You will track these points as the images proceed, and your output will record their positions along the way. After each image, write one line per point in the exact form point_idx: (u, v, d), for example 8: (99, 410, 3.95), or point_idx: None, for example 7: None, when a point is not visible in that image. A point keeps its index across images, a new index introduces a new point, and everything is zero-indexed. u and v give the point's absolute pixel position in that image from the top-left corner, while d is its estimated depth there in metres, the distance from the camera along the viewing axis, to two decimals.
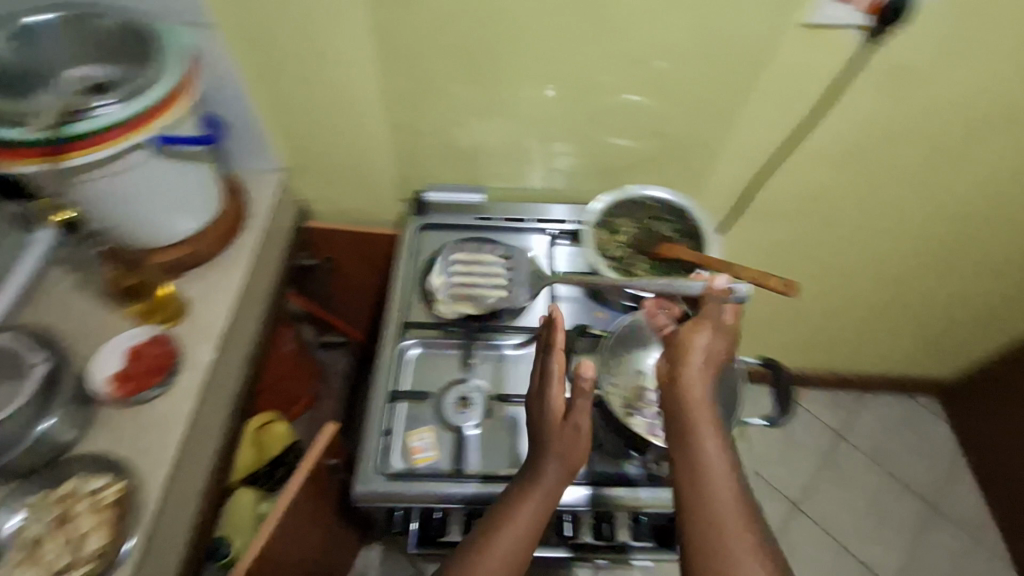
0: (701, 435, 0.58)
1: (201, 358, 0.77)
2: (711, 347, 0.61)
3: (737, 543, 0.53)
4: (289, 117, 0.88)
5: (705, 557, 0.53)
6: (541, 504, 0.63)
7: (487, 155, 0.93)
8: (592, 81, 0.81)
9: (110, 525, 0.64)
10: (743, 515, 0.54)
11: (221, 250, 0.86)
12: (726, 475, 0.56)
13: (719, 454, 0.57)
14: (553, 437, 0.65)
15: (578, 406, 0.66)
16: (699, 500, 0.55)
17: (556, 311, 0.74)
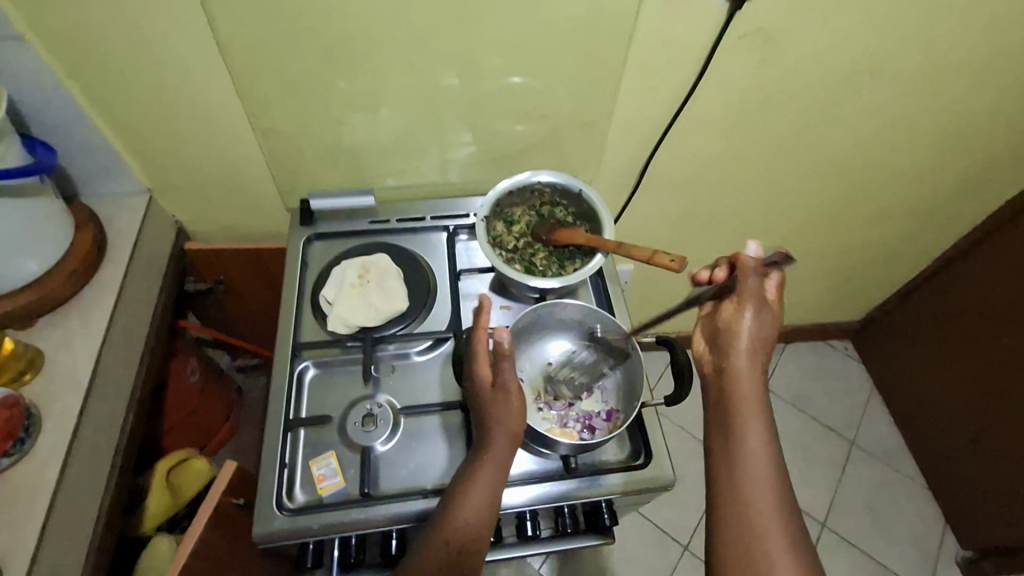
0: (748, 415, 0.58)
1: (66, 413, 0.70)
2: (757, 327, 0.59)
3: (771, 526, 0.53)
4: (143, 134, 0.80)
5: (739, 543, 0.53)
6: (487, 482, 0.62)
7: (372, 155, 0.87)
8: (470, 70, 0.77)
9: None
10: (778, 497, 0.55)
11: (80, 290, 0.78)
12: (771, 454, 0.57)
13: (765, 434, 0.57)
14: (493, 415, 0.64)
15: (502, 372, 0.66)
16: (733, 487, 0.55)
17: (484, 299, 0.71)
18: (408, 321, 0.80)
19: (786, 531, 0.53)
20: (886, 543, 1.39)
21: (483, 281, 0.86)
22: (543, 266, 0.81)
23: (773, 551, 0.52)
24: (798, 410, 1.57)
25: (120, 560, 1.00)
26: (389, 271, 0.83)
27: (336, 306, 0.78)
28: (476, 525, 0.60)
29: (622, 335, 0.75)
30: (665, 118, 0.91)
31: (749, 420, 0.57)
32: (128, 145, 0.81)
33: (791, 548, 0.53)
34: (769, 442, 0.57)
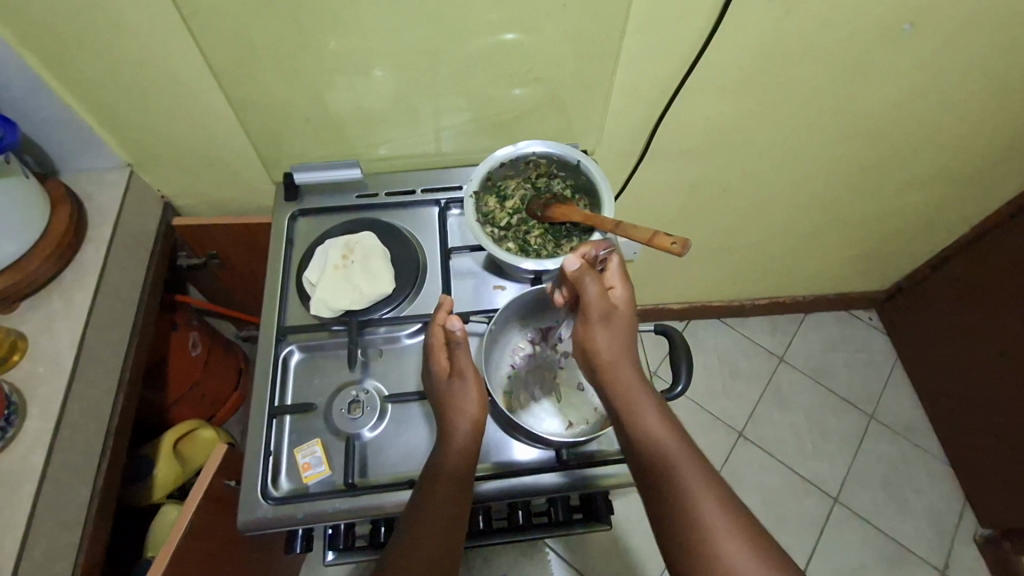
0: (634, 397, 0.61)
1: (51, 400, 0.69)
2: (609, 327, 0.63)
3: (693, 484, 0.56)
4: (113, 107, 0.75)
5: (673, 514, 0.55)
6: (454, 473, 0.60)
7: (357, 124, 0.82)
8: (454, 28, 0.70)
9: None
10: (687, 454, 0.58)
11: (63, 272, 0.77)
12: (667, 421, 0.60)
13: (656, 405, 0.61)
14: (446, 408, 0.63)
15: (457, 359, 0.64)
16: (646, 465, 0.58)
17: (442, 297, 0.68)
18: (397, 303, 0.77)
19: (708, 483, 0.56)
20: (901, 519, 1.36)
21: (476, 260, 0.81)
22: (538, 245, 0.76)
23: (703, 508, 0.55)
24: (815, 382, 1.52)
25: (132, 528, 1.02)
26: (375, 250, 0.79)
27: (322, 287, 0.75)
28: (447, 519, 0.58)
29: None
30: (675, 78, 0.83)
31: (636, 400, 0.61)
32: (102, 118, 0.77)
33: (716, 497, 0.55)
34: (661, 411, 0.60)
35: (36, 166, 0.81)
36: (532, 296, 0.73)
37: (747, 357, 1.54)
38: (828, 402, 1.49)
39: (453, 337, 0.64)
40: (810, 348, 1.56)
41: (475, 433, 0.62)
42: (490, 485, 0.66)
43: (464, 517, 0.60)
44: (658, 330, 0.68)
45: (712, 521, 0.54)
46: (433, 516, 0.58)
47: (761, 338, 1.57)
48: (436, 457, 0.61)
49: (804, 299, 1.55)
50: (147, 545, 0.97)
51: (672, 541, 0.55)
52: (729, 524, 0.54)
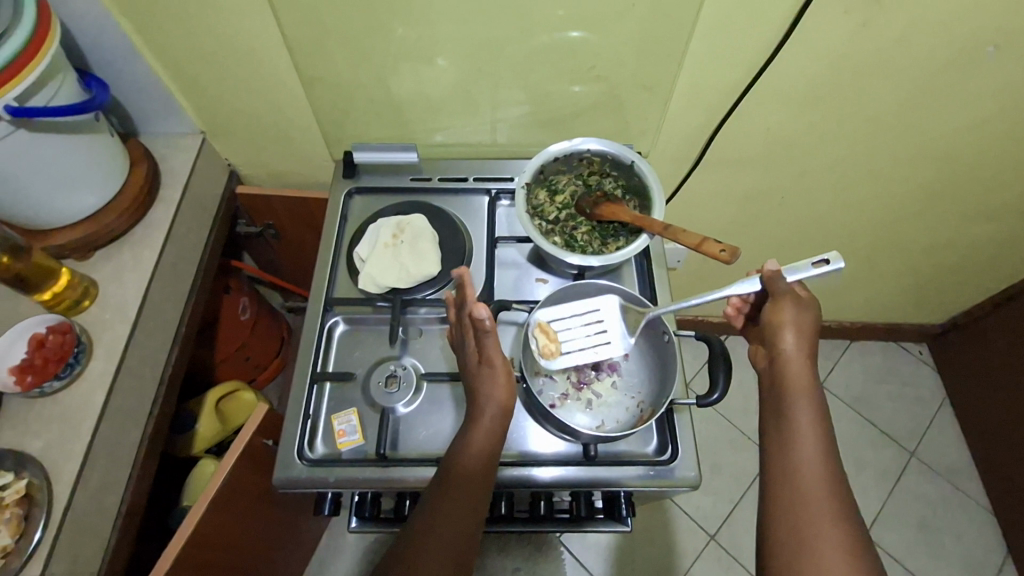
0: (794, 410, 0.59)
1: (114, 346, 0.74)
2: (797, 320, 0.62)
3: (822, 518, 0.54)
4: (192, 76, 0.80)
5: (788, 542, 0.54)
6: (478, 453, 0.61)
7: (417, 110, 0.84)
8: (523, 22, 0.71)
9: (13, 523, 0.62)
10: (831, 489, 0.55)
11: (132, 228, 0.81)
12: (823, 441, 0.58)
13: (818, 422, 0.58)
14: (487, 392, 0.63)
15: (485, 345, 0.62)
16: (782, 474, 0.57)
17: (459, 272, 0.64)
18: (441, 285, 0.78)
19: (841, 528, 0.53)
20: (936, 565, 1.29)
21: (521, 251, 0.83)
22: (584, 241, 0.76)
23: (823, 537, 0.53)
24: (854, 412, 1.46)
25: (169, 476, 1.07)
26: (425, 233, 0.81)
27: (369, 265, 0.78)
28: (471, 496, 0.60)
29: (662, 326, 0.70)
30: (738, 86, 0.82)
31: (797, 407, 0.59)
32: (181, 85, 0.82)
33: (841, 542, 0.53)
34: (821, 428, 0.58)
35: (119, 126, 0.87)
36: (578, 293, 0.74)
37: None
38: (867, 433, 1.44)
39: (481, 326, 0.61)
40: (852, 377, 1.50)
41: (504, 417, 0.63)
42: (515, 471, 0.67)
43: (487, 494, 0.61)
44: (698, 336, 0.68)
45: (827, 551, 0.52)
46: (467, 488, 0.60)
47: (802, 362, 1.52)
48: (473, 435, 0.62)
49: (848, 325, 1.50)
50: (184, 495, 1.02)
51: (775, 549, 0.54)
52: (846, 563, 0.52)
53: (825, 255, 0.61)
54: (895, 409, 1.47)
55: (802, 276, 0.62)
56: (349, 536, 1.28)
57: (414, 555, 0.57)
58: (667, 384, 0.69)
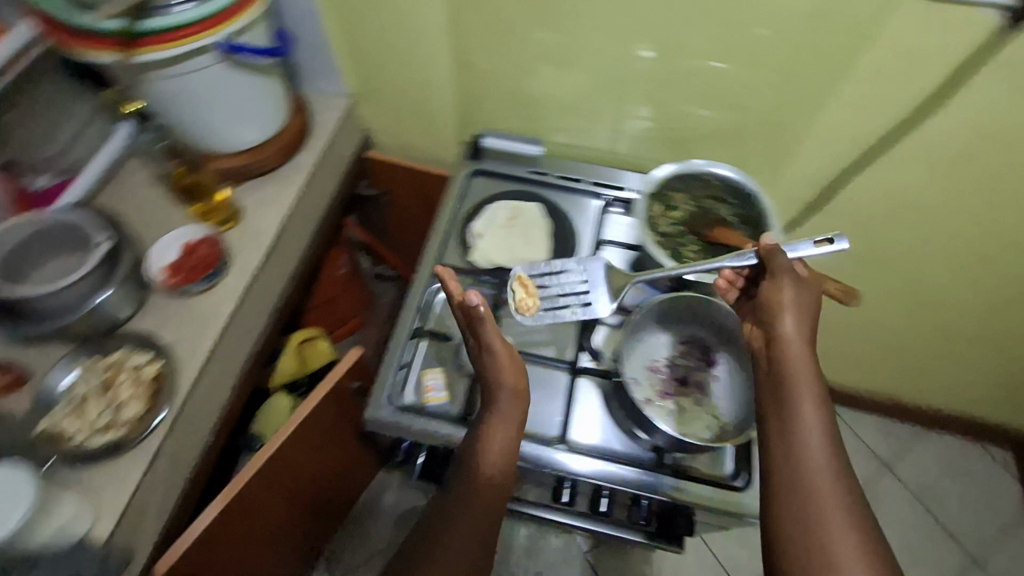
0: (799, 402, 0.56)
1: (246, 265, 0.81)
2: (797, 303, 0.61)
3: (834, 518, 0.51)
4: (360, 44, 0.88)
5: (804, 547, 0.51)
6: (503, 446, 0.63)
7: (551, 109, 0.89)
8: (673, 44, 0.75)
9: (146, 397, 0.69)
10: (841, 484, 0.53)
11: (278, 166, 0.89)
12: (827, 435, 0.55)
13: (822, 415, 0.56)
14: (500, 374, 0.65)
15: (485, 332, 0.65)
16: (789, 475, 0.54)
17: (439, 269, 0.67)
18: None
19: (854, 526, 0.51)
20: None
21: (624, 257, 0.85)
22: (691, 259, 0.78)
23: (835, 537, 0.50)
24: (920, 503, 1.38)
25: (248, 403, 1.15)
26: (538, 222, 0.85)
27: (481, 240, 0.83)
28: (496, 488, 0.62)
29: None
30: (877, 141, 0.80)
31: (802, 402, 0.56)
32: (347, 50, 0.90)
33: (858, 543, 0.50)
34: (827, 424, 0.56)
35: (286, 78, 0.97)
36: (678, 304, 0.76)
37: (863, 459, 1.43)
38: (931, 529, 1.36)
39: (475, 312, 0.64)
40: (925, 468, 1.42)
41: (519, 399, 0.65)
42: (589, 462, 0.68)
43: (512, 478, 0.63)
44: None
45: (843, 555, 0.50)
46: (492, 473, 0.62)
47: (878, 443, 1.45)
48: (495, 420, 0.63)
49: (933, 415, 1.42)
50: (258, 422, 1.09)
51: (787, 553, 0.52)
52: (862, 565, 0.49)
53: (829, 235, 0.64)
54: (969, 513, 1.37)
55: (804, 253, 0.64)
56: (387, 501, 1.32)
57: (441, 532, 0.61)
58: None
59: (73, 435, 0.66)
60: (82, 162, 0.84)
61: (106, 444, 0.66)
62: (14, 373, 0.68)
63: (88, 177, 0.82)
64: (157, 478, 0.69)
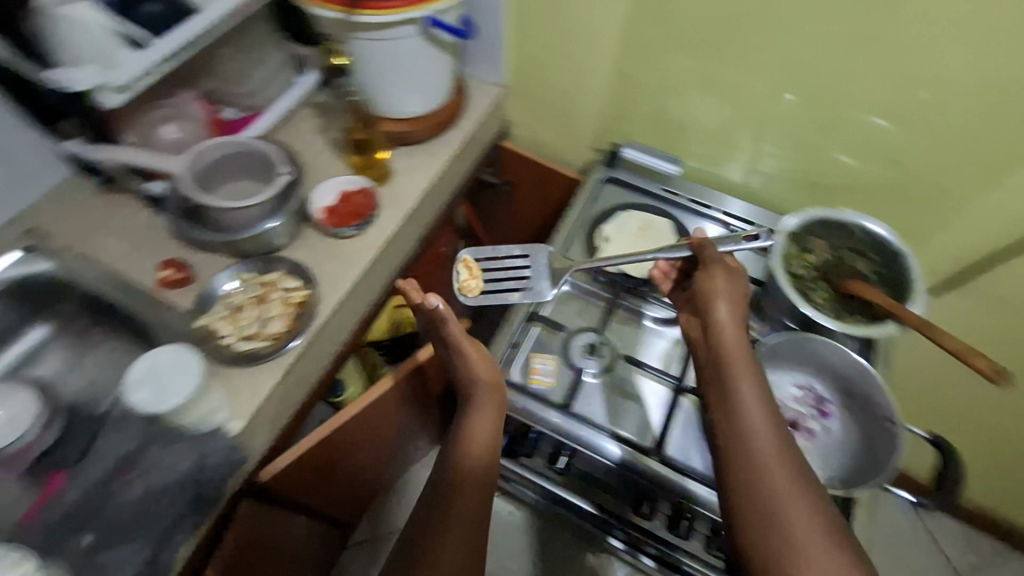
0: (737, 383, 0.60)
1: (389, 220, 0.86)
2: (729, 292, 0.68)
3: (783, 487, 0.53)
4: (528, 40, 0.93)
5: (761, 521, 0.52)
6: (479, 446, 0.69)
7: (695, 133, 0.94)
8: (837, 93, 0.77)
9: (289, 318, 0.76)
10: (786, 455, 0.55)
11: (430, 138, 0.94)
12: (766, 411, 0.58)
13: (761, 394, 0.59)
14: (475, 372, 0.73)
15: (450, 330, 0.75)
16: (733, 452, 0.56)
17: (401, 281, 0.78)
18: (664, 289, 0.85)
19: (805, 495, 0.53)
20: None
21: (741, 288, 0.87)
22: (820, 305, 0.76)
23: (786, 505, 0.52)
24: None
25: None
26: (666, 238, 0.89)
27: (608, 244, 0.88)
28: (476, 487, 0.67)
29: (887, 413, 0.67)
30: None
31: (739, 383, 0.60)
32: (514, 45, 0.95)
33: (813, 512, 0.52)
34: (765, 400, 0.59)
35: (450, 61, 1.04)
36: (807, 343, 0.72)
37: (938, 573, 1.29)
38: None
39: (436, 312, 0.74)
40: None
41: (493, 395, 0.72)
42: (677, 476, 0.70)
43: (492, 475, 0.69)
44: (933, 442, 0.68)
45: (796, 523, 0.51)
46: (475, 455, 0.68)
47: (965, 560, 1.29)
48: (477, 418, 0.70)
49: None
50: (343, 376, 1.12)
51: (749, 533, 0.53)
52: (818, 531, 0.51)
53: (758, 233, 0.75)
54: None
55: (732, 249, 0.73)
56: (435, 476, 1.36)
57: (427, 537, 0.63)
58: (878, 466, 0.65)
59: (224, 336, 0.74)
60: (266, 102, 0.93)
61: (248, 352, 0.73)
62: (186, 273, 0.78)
63: (271, 116, 0.91)
64: (281, 395, 0.75)
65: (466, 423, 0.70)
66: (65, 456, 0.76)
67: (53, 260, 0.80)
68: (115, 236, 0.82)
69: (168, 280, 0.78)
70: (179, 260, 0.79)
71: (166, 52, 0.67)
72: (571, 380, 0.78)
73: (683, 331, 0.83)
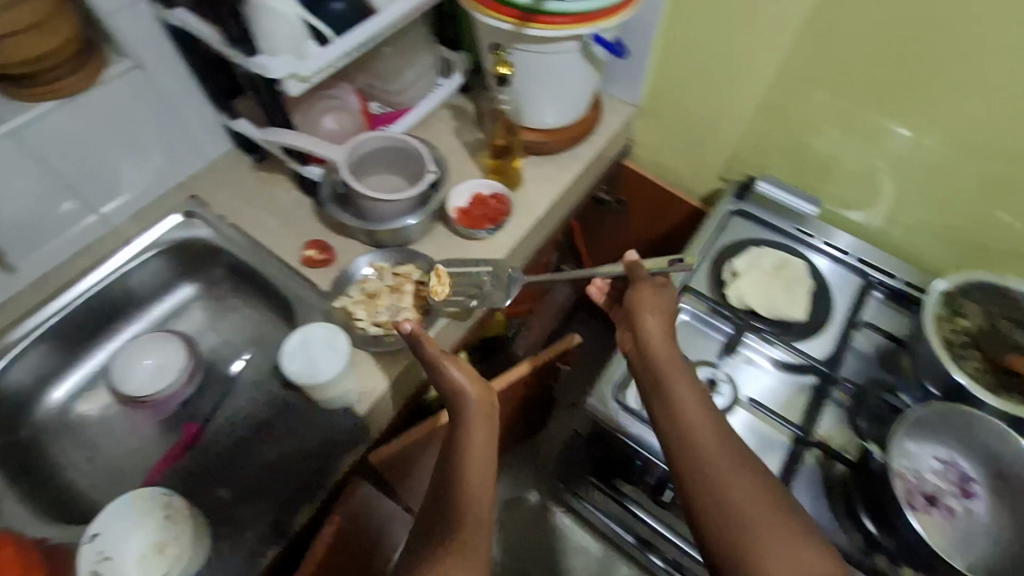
0: (675, 387, 0.61)
1: (518, 227, 0.87)
2: (659, 303, 0.69)
3: (733, 483, 0.54)
4: (673, 66, 0.92)
5: (720, 520, 0.53)
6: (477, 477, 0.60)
7: (840, 172, 0.91)
8: (1012, 150, 0.74)
9: (418, 311, 0.78)
10: (729, 450, 0.56)
11: (562, 150, 0.95)
12: (704, 409, 0.60)
13: (700, 397, 0.61)
14: (464, 387, 0.65)
15: (428, 348, 0.67)
16: (681, 455, 0.57)
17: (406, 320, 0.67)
18: (793, 333, 0.82)
19: (762, 490, 0.53)
20: None
21: (875, 342, 0.83)
22: (974, 375, 0.71)
23: (742, 500, 0.53)
24: None
25: None
26: (803, 280, 0.85)
27: (735, 279, 0.85)
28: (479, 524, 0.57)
29: None
30: None
31: (674, 386, 0.61)
32: (657, 71, 0.95)
33: (770, 505, 0.52)
34: (702, 400, 0.60)
35: None
36: (969, 419, 0.67)
37: None
38: None
39: (416, 334, 0.67)
40: None
41: (487, 411, 0.65)
42: None
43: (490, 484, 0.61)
44: None
45: (755, 519, 0.52)
46: (474, 486, 0.59)
47: None
48: (470, 426, 0.63)
49: None
50: None
51: (713, 536, 0.53)
52: (783, 525, 0.51)
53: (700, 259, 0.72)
54: None
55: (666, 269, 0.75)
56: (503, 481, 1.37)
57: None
58: None
59: (360, 320, 0.76)
60: (410, 102, 0.96)
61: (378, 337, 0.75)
62: (328, 254, 0.83)
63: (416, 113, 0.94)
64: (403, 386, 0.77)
65: (457, 437, 0.63)
66: (199, 408, 0.83)
67: (211, 228, 0.87)
68: (267, 212, 0.89)
69: (312, 259, 0.83)
70: (320, 241, 0.85)
71: (350, 49, 0.71)
72: None
73: (807, 378, 0.80)
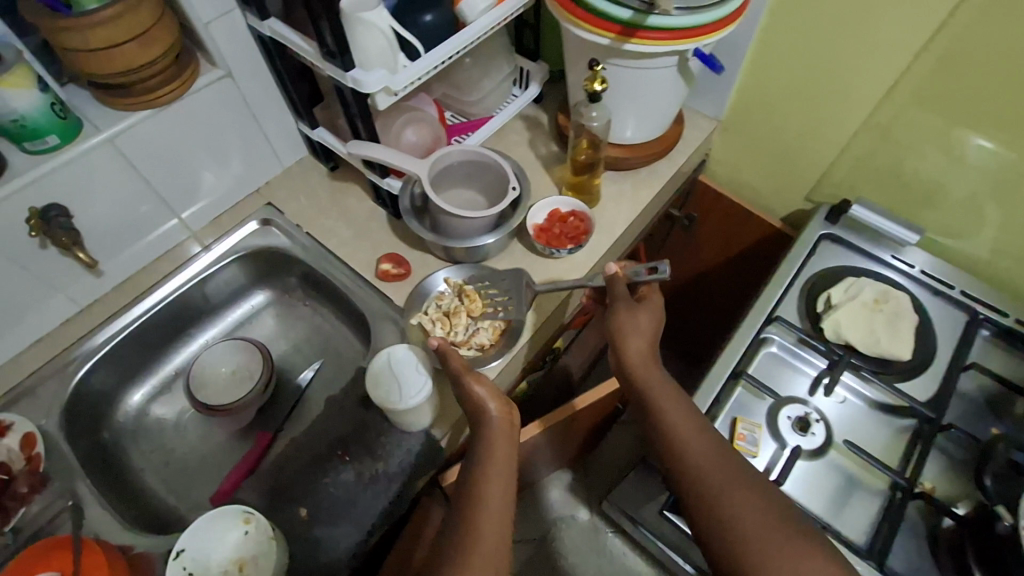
0: (662, 403, 0.65)
1: (598, 247, 0.85)
2: (642, 317, 0.71)
3: (725, 490, 0.57)
4: (763, 83, 0.88)
5: (717, 528, 0.56)
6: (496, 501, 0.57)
7: (944, 199, 0.85)
8: None
9: (498, 333, 0.76)
10: (718, 459, 0.60)
11: (642, 167, 0.92)
12: (692, 421, 0.64)
13: (688, 412, 0.65)
14: (487, 406, 0.63)
15: (453, 364, 0.66)
16: (675, 471, 0.61)
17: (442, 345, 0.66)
18: (894, 371, 0.77)
19: (756, 497, 0.57)
20: None
21: (983, 386, 0.77)
22: None
23: (736, 508, 0.56)
24: None
25: None
26: (906, 314, 0.80)
27: (832, 311, 0.80)
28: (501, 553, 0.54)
29: None
30: None
31: (659, 402, 0.65)
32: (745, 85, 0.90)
33: (763, 510, 0.56)
34: (689, 415, 0.64)
35: None
36: None
37: None
38: None
39: (443, 348, 0.66)
40: None
41: (509, 430, 0.63)
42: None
43: (509, 508, 0.58)
44: None
45: (750, 524, 0.55)
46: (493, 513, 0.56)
47: None
48: (492, 444, 0.61)
49: None
50: None
51: (715, 543, 0.56)
52: (778, 529, 0.54)
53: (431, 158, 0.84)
54: None
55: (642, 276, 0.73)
56: (553, 498, 1.34)
57: None
58: None
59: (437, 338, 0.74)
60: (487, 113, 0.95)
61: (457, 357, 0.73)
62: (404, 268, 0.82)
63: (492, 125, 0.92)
64: None
65: (479, 455, 0.61)
66: (272, 418, 0.83)
67: (288, 237, 0.88)
68: (341, 223, 0.88)
69: (389, 273, 0.81)
70: (397, 255, 0.83)
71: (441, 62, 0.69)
72: (775, 454, 0.73)
73: (908, 422, 0.75)
